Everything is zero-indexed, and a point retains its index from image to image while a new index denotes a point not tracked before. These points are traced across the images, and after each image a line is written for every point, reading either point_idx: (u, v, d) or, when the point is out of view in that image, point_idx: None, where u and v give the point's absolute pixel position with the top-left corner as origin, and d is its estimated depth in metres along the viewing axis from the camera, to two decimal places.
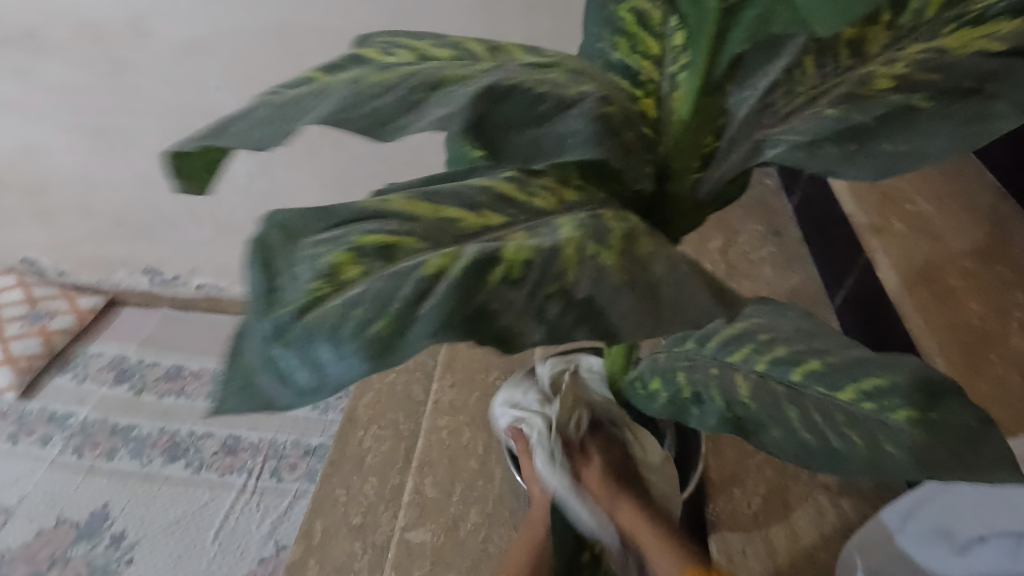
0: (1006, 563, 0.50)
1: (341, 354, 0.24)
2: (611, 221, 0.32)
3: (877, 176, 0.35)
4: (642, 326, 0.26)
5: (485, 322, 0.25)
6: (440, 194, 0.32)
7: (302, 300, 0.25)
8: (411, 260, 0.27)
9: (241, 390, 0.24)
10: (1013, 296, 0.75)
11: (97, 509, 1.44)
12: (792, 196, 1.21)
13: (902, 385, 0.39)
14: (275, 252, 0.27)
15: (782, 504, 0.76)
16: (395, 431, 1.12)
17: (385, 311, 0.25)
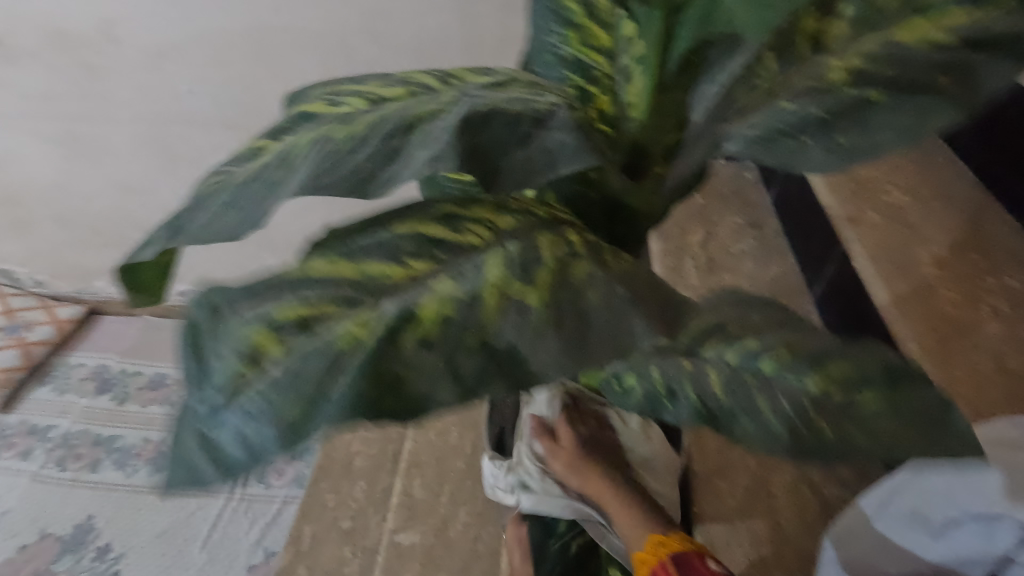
0: (978, 544, 0.51)
1: (260, 435, 0.25)
2: (545, 249, 0.33)
3: (832, 167, 0.34)
4: (571, 362, 0.27)
5: (390, 394, 0.26)
6: (361, 246, 0.32)
7: (225, 384, 0.26)
8: (326, 330, 0.27)
9: (182, 475, 0.26)
10: (984, 284, 0.76)
11: (82, 522, 1.42)
12: (770, 188, 1.22)
13: (868, 369, 0.38)
14: (202, 332, 0.28)
15: (765, 493, 0.77)
16: (382, 434, 1.12)
17: (299, 389, 0.26)
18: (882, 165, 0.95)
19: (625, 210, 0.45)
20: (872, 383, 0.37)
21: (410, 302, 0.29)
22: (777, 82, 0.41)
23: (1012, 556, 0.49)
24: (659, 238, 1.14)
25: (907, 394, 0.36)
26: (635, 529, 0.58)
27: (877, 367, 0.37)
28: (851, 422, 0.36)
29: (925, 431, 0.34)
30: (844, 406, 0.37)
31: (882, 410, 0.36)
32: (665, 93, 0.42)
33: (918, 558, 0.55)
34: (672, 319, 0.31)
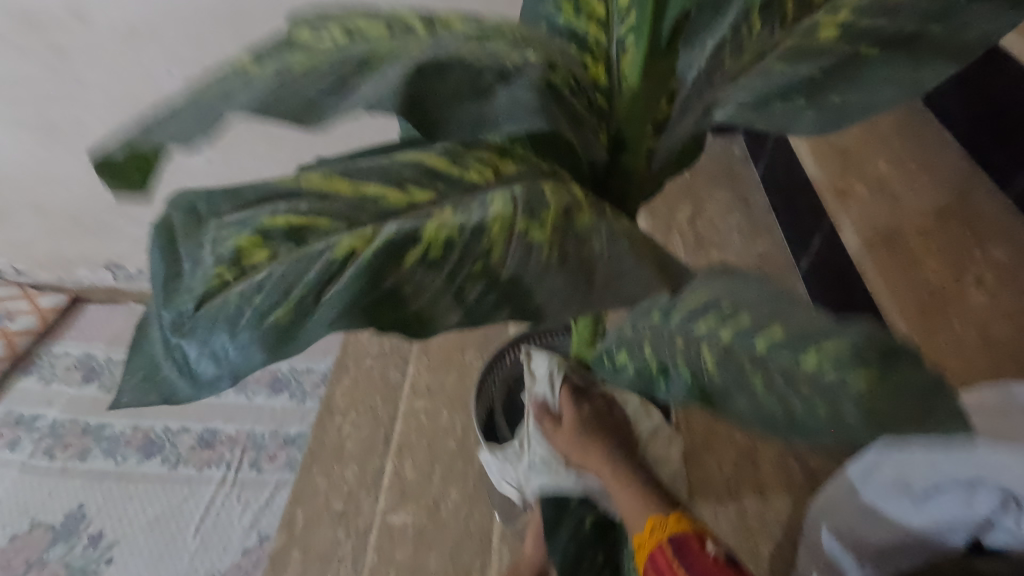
0: (961, 509, 0.51)
1: (240, 341, 0.27)
2: (551, 195, 0.32)
3: (828, 128, 0.39)
4: (572, 299, 0.29)
5: (389, 306, 0.28)
6: (360, 168, 0.31)
7: (200, 289, 0.27)
8: (319, 244, 0.28)
9: (157, 370, 0.28)
10: (974, 253, 0.76)
11: (73, 511, 1.42)
12: (758, 163, 1.22)
13: (863, 348, 0.34)
14: (180, 233, 0.28)
15: (753, 466, 0.77)
16: (373, 417, 1.12)
17: (285, 300, 0.27)
18: (869, 138, 0.95)
19: (616, 179, 0.43)
20: (863, 360, 0.34)
21: (414, 224, 0.29)
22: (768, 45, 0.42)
23: (993, 518, 0.50)
24: (647, 214, 1.13)
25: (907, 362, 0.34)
26: (637, 511, 0.54)
27: (876, 344, 0.34)
28: (843, 403, 0.33)
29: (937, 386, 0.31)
30: (836, 385, 0.34)
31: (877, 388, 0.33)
32: (660, 59, 0.39)
33: (899, 522, 0.56)
34: (675, 275, 0.31)
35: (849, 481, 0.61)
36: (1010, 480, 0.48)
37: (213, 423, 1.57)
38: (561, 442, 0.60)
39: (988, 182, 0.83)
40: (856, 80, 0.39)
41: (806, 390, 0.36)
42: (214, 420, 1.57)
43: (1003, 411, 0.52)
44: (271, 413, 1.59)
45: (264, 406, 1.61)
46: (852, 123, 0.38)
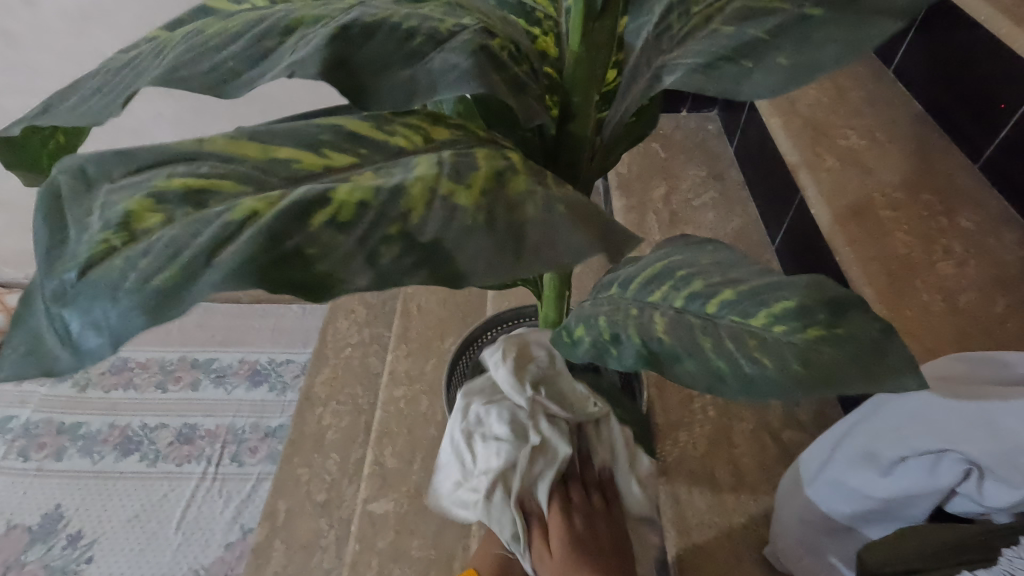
0: (925, 480, 0.51)
1: (119, 308, 0.23)
2: (482, 160, 0.32)
3: (779, 86, 0.36)
4: (500, 263, 0.27)
5: (291, 266, 0.25)
6: (270, 133, 0.31)
7: (86, 253, 0.24)
8: (218, 206, 0.26)
9: (28, 353, 0.23)
10: (937, 222, 0.77)
11: (50, 511, 1.39)
12: (733, 138, 1.21)
13: (813, 303, 0.36)
14: (68, 200, 0.26)
15: (726, 442, 0.77)
16: (354, 406, 1.11)
17: (174, 259, 0.24)
18: (840, 109, 0.94)
19: (564, 151, 0.44)
20: (814, 317, 0.36)
21: (324, 187, 0.28)
22: (715, 6, 0.43)
23: (955, 487, 0.50)
24: (621, 193, 1.12)
25: (848, 304, 0.36)
26: None
27: (823, 300, 0.36)
28: (800, 356, 0.34)
29: (883, 329, 0.34)
30: (794, 340, 0.35)
31: (821, 341, 0.35)
32: (595, 24, 0.39)
33: (869, 494, 0.55)
34: (616, 247, 0.29)
35: (810, 461, 0.60)
36: (971, 449, 0.48)
37: (192, 418, 1.54)
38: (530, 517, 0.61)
39: (960, 156, 0.85)
40: (795, 36, 0.38)
41: (753, 344, 0.36)
42: (193, 415, 1.54)
43: (961, 379, 0.52)
44: (251, 405, 1.57)
45: (244, 399, 1.58)
46: (803, 81, 0.35)
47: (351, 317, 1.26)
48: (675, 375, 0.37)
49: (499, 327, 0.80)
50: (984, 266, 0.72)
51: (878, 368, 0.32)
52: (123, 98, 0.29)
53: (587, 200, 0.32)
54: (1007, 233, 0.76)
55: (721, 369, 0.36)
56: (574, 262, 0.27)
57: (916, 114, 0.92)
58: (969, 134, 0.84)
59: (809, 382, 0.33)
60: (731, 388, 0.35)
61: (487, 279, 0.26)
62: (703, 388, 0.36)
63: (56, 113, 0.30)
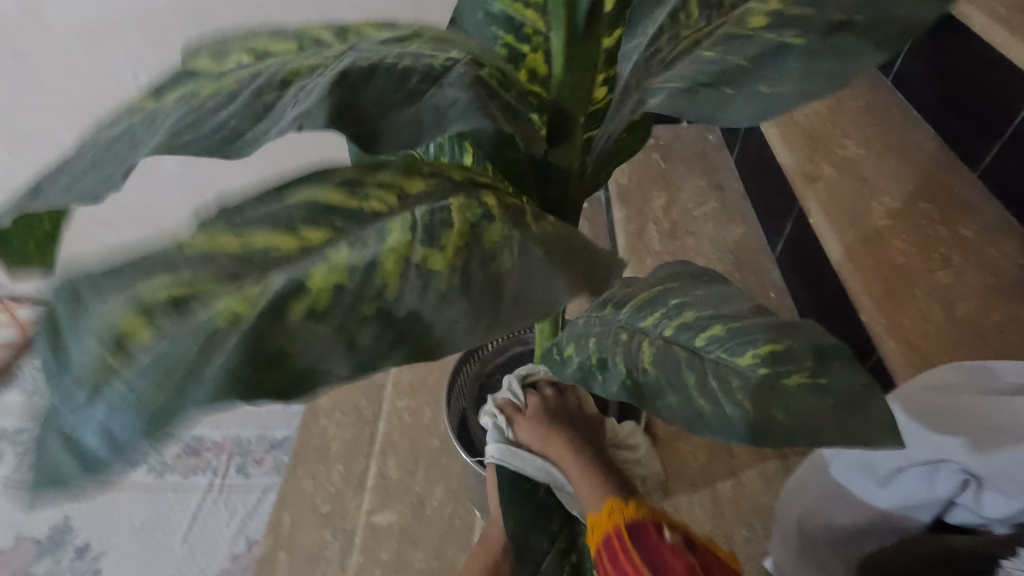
0: (922, 491, 0.51)
1: (129, 433, 0.21)
2: (457, 212, 0.33)
3: (758, 116, 0.37)
4: (477, 326, 0.28)
5: (278, 367, 0.24)
6: (246, 213, 0.29)
7: (89, 377, 0.22)
8: (204, 309, 0.24)
9: (43, 487, 0.21)
10: (936, 231, 0.77)
11: (58, 522, 1.40)
12: (733, 149, 1.21)
13: (795, 348, 0.37)
14: (57, 318, 0.23)
15: (726, 454, 0.77)
16: (358, 416, 1.11)
17: (174, 377, 0.22)
18: (839, 120, 0.94)
19: (555, 174, 0.45)
20: (796, 361, 0.36)
21: (300, 273, 0.27)
22: (703, 30, 0.44)
23: (953, 497, 0.50)
24: (621, 204, 1.13)
25: (834, 352, 0.36)
26: (595, 495, 0.56)
27: (808, 345, 0.36)
28: (775, 405, 0.34)
29: (867, 383, 0.33)
30: (769, 379, 0.35)
31: (802, 387, 0.34)
32: (579, 47, 0.40)
33: (869, 502, 0.55)
34: (596, 281, 0.31)
35: (822, 458, 0.59)
36: (968, 459, 0.47)
37: (198, 430, 1.55)
38: (524, 432, 0.62)
39: (959, 165, 0.85)
40: (781, 65, 0.38)
41: (735, 387, 0.36)
42: (200, 426, 1.55)
43: (958, 388, 0.52)
44: (257, 417, 1.58)
45: (250, 411, 1.59)
46: (780, 109, 0.36)
47: None
48: (656, 408, 0.37)
49: (498, 339, 0.81)
50: (982, 275, 0.72)
51: (858, 423, 0.31)
52: (124, 171, 0.29)
53: (565, 235, 0.34)
54: (1007, 242, 0.75)
55: (701, 409, 0.35)
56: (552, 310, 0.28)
57: (913, 123, 0.92)
58: (968, 143, 0.84)
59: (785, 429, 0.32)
60: (708, 426, 0.35)
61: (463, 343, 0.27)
62: (683, 423, 0.36)
63: (46, 195, 0.29)
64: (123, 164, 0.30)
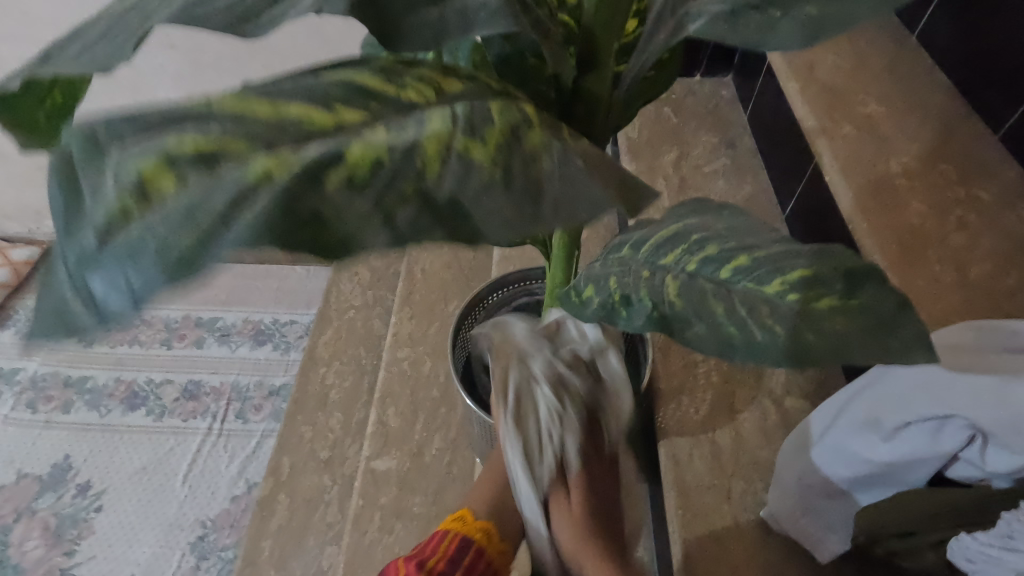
0: (929, 445, 0.51)
1: (140, 274, 0.22)
2: (497, 113, 0.33)
3: (802, 42, 0.35)
4: (514, 221, 0.27)
5: (312, 230, 0.24)
6: (281, 89, 0.29)
7: (102, 220, 0.23)
8: (230, 167, 0.25)
9: (55, 320, 0.23)
10: (953, 192, 0.76)
11: (59, 462, 1.39)
12: (747, 106, 1.18)
13: (825, 274, 0.38)
14: (80, 162, 0.25)
15: (728, 408, 0.78)
16: (357, 366, 1.12)
17: (192, 225, 0.23)
18: (861, 76, 0.91)
19: (580, 103, 0.45)
20: (830, 288, 0.37)
21: (338, 146, 0.27)
22: None
23: (957, 452, 0.51)
24: (630, 158, 1.11)
25: (866, 274, 0.36)
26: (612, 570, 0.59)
27: (835, 270, 0.38)
28: (808, 327, 0.35)
29: (901, 304, 0.34)
30: (799, 310, 0.36)
31: (835, 310, 0.35)
32: None
33: (868, 459, 0.55)
34: (633, 200, 0.30)
35: (812, 429, 0.61)
36: (977, 413, 0.48)
37: (197, 375, 1.53)
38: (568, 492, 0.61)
39: (980, 126, 0.83)
40: None
41: (766, 312, 0.37)
42: (199, 372, 1.53)
43: (970, 345, 0.52)
44: (255, 364, 1.56)
45: (247, 358, 1.57)
46: (830, 35, 0.34)
47: (356, 280, 1.27)
48: (685, 337, 0.38)
49: (505, 289, 0.80)
50: (997, 238, 0.72)
51: (894, 344, 0.33)
52: (135, 42, 0.28)
53: (604, 156, 0.34)
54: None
55: (731, 333, 0.37)
56: (589, 219, 0.28)
57: (937, 81, 0.89)
58: (992, 105, 0.81)
59: (819, 349, 0.34)
60: (740, 352, 0.36)
61: (498, 237, 0.27)
62: (715, 352, 0.37)
63: (55, 60, 0.29)
64: (136, 36, 0.28)
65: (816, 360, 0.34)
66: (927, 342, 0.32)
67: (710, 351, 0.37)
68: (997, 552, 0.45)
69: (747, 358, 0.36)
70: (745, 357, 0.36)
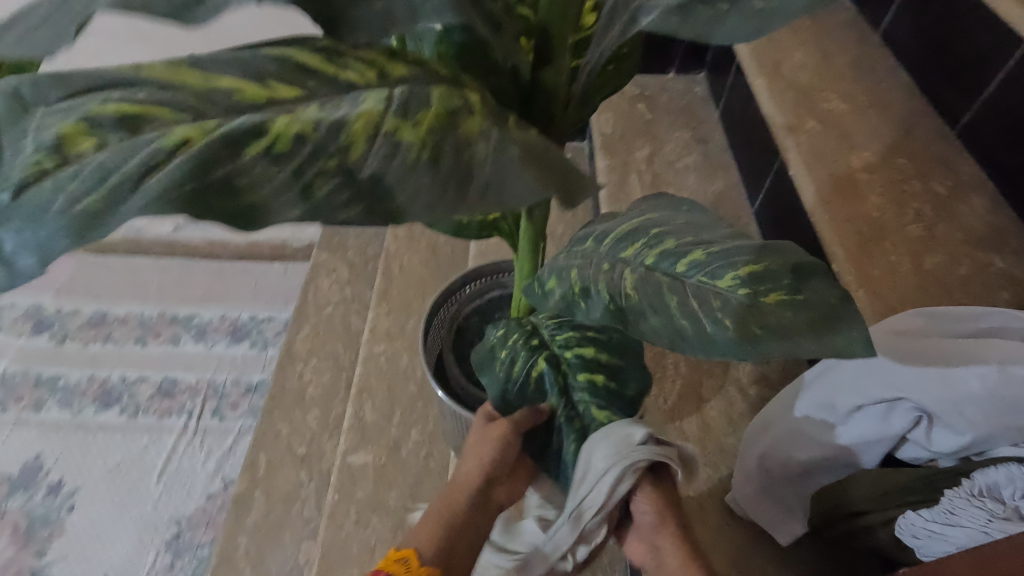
0: (881, 429, 0.53)
1: (49, 229, 0.24)
2: (436, 97, 0.33)
3: (751, 35, 0.36)
4: (437, 204, 0.30)
5: (217, 194, 0.26)
6: (210, 61, 0.30)
7: (20, 175, 0.25)
8: (149, 132, 0.27)
9: None
10: (909, 186, 0.78)
11: (30, 461, 1.35)
12: (719, 103, 1.20)
13: (773, 269, 0.40)
14: (4, 117, 0.27)
15: (695, 396, 0.80)
16: (335, 362, 1.12)
17: (103, 183, 0.25)
18: (827, 74, 0.93)
19: (540, 97, 0.45)
20: (776, 282, 0.39)
21: (261, 118, 0.28)
22: None
23: (906, 435, 0.52)
24: (605, 153, 1.12)
25: (810, 270, 0.39)
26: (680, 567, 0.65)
27: (786, 266, 0.40)
28: (754, 321, 0.37)
29: (841, 296, 0.37)
30: (748, 301, 0.38)
31: (781, 304, 0.38)
32: None
33: (822, 442, 0.58)
34: (571, 193, 0.32)
35: (778, 409, 0.62)
36: (924, 397, 0.50)
37: (172, 372, 1.49)
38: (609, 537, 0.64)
39: (938, 122, 0.85)
40: None
41: (716, 306, 0.39)
42: (174, 368, 1.49)
43: (920, 334, 0.54)
44: (232, 361, 1.52)
45: (224, 354, 1.52)
46: (774, 28, 0.36)
47: (333, 276, 1.26)
48: (639, 330, 0.39)
49: (478, 282, 0.80)
50: (952, 229, 0.74)
51: (831, 332, 0.35)
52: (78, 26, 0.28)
53: (548, 144, 0.35)
54: (975, 199, 0.77)
55: (683, 329, 0.38)
56: (520, 205, 0.30)
57: (898, 78, 0.92)
58: (948, 101, 0.84)
59: (763, 341, 0.36)
60: (690, 345, 0.38)
61: (417, 217, 0.29)
62: (666, 343, 0.38)
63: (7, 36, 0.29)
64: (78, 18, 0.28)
65: (764, 354, 0.36)
66: (861, 338, 0.35)
67: (664, 343, 0.38)
68: (938, 527, 0.48)
69: (697, 350, 0.37)
70: (697, 351, 0.37)
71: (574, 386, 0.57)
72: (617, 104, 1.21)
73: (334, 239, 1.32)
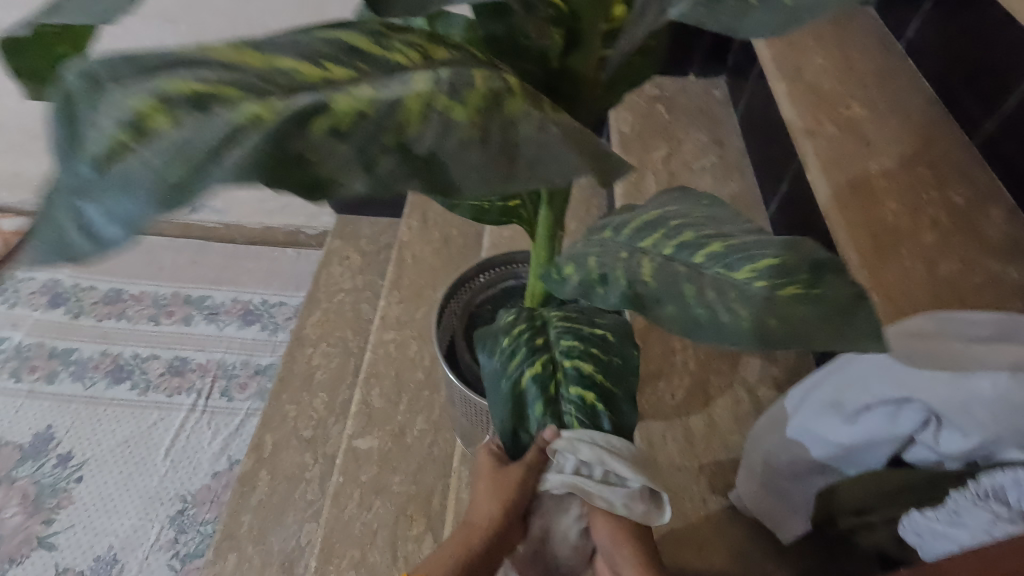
0: (888, 428, 0.53)
1: (137, 202, 0.23)
2: (479, 80, 0.34)
3: (774, 30, 0.37)
4: (489, 177, 0.30)
5: (297, 169, 0.26)
6: (272, 44, 0.30)
7: (103, 151, 0.24)
8: (220, 111, 0.26)
9: (52, 244, 0.24)
10: (929, 194, 0.78)
11: (41, 432, 1.37)
12: (738, 107, 1.20)
13: (792, 264, 0.39)
14: (76, 100, 0.25)
15: (703, 394, 0.80)
16: (344, 348, 1.14)
17: (184, 156, 0.24)
18: (848, 81, 0.93)
19: (565, 81, 0.47)
20: (795, 276, 0.39)
21: (323, 96, 0.28)
22: None
23: (913, 435, 0.53)
24: (621, 152, 1.13)
25: (828, 265, 0.39)
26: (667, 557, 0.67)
27: (803, 260, 0.39)
28: (770, 313, 0.37)
29: (857, 292, 0.36)
30: (764, 293, 0.38)
31: (795, 297, 0.37)
32: None
33: (831, 442, 0.57)
34: (605, 169, 0.32)
35: (787, 409, 0.62)
36: (929, 397, 0.50)
37: (183, 351, 1.51)
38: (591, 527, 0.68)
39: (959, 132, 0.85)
40: None
41: (733, 295, 0.39)
42: (185, 348, 1.51)
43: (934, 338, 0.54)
44: (242, 343, 1.53)
45: (234, 336, 1.54)
46: (799, 24, 0.36)
47: (345, 264, 1.28)
48: (655, 317, 0.39)
49: (491, 271, 0.81)
50: (969, 240, 0.74)
51: (849, 327, 0.35)
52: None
53: (584, 130, 0.35)
54: (994, 210, 0.77)
55: (698, 317, 0.38)
56: (561, 181, 0.30)
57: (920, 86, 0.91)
58: (970, 111, 0.84)
59: (775, 333, 0.36)
60: (705, 334, 0.38)
61: (471, 191, 0.30)
62: (682, 329, 0.38)
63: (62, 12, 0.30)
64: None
65: (778, 344, 0.36)
66: (876, 335, 0.34)
67: (677, 330, 0.38)
68: (942, 526, 0.48)
69: (711, 337, 0.37)
70: (709, 336, 0.37)
71: (563, 396, 0.57)
72: (635, 103, 1.22)
73: (348, 227, 1.33)
